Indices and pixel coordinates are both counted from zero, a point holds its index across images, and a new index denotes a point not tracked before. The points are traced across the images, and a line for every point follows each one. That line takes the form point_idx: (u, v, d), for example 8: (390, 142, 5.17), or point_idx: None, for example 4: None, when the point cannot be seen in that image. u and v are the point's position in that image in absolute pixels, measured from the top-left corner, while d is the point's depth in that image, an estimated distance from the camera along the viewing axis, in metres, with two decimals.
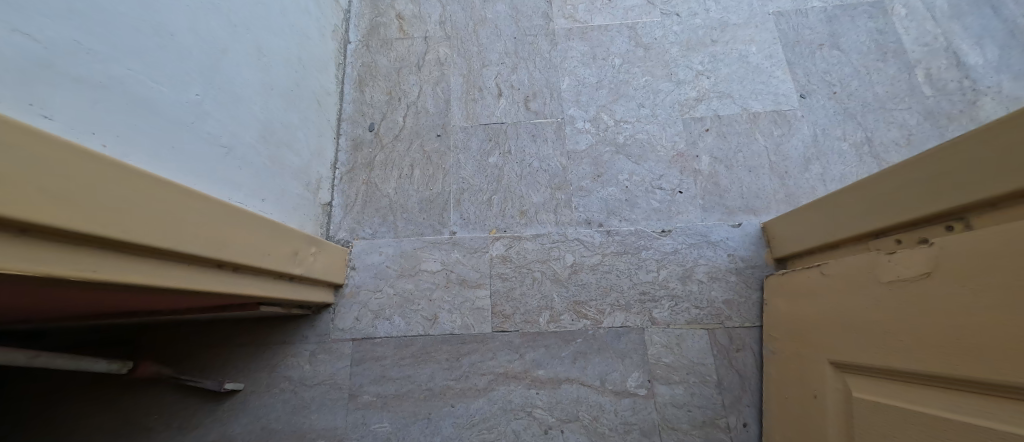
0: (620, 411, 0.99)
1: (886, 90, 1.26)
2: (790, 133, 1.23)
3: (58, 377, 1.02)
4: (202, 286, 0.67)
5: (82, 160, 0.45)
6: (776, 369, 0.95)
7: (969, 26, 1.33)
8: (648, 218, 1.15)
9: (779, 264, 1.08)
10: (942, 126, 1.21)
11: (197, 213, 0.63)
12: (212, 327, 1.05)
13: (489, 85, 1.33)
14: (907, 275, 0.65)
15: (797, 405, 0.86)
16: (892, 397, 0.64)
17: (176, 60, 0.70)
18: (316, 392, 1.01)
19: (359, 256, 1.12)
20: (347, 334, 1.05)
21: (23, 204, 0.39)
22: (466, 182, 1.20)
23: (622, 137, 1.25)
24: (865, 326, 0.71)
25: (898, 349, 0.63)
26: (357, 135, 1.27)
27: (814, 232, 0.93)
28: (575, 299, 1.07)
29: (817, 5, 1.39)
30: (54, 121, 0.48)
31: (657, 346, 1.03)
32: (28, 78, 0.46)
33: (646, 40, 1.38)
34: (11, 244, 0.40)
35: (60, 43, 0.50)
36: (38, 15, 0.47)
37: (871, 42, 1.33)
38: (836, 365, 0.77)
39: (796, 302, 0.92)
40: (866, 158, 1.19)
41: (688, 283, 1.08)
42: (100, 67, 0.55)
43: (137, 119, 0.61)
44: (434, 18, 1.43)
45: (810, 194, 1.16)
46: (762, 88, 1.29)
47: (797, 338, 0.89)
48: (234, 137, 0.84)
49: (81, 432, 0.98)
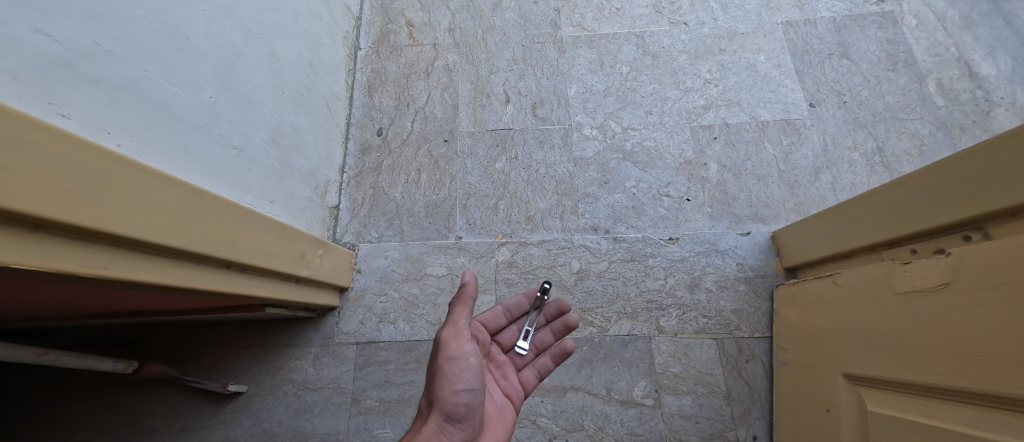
0: (625, 421, 0.97)
1: (897, 100, 1.25)
2: (799, 142, 1.22)
3: (63, 376, 1.03)
4: (212, 286, 0.67)
5: (100, 159, 0.46)
6: (787, 381, 0.93)
7: (980, 37, 1.32)
8: (655, 226, 1.14)
9: (789, 273, 1.06)
10: (955, 137, 1.20)
11: (206, 212, 0.63)
12: (217, 328, 1.05)
13: (497, 91, 1.34)
14: (923, 285, 0.63)
15: (809, 418, 0.83)
16: (910, 413, 0.61)
17: (192, 63, 0.71)
18: (320, 396, 1.00)
19: (365, 259, 1.12)
20: (351, 337, 1.05)
21: (41, 199, 0.40)
22: (472, 187, 1.20)
23: (629, 144, 1.25)
24: (879, 338, 0.69)
25: (914, 361, 0.62)
26: (365, 140, 1.28)
27: (824, 241, 0.91)
28: (581, 306, 1.06)
29: (826, 15, 1.39)
30: (71, 120, 0.49)
31: (664, 355, 1.01)
32: (47, 79, 0.46)
33: (654, 48, 1.38)
34: (23, 238, 0.40)
35: (79, 44, 0.51)
36: (59, 18, 0.48)
37: (882, 52, 1.32)
38: (850, 377, 0.75)
39: (807, 313, 0.90)
40: (877, 168, 1.17)
41: (696, 292, 1.06)
42: (117, 69, 0.56)
43: (153, 120, 0.61)
44: (444, 25, 1.44)
45: (820, 204, 1.15)
46: (771, 97, 1.29)
47: (809, 349, 0.87)
48: (245, 139, 0.85)
49: (84, 433, 0.97)
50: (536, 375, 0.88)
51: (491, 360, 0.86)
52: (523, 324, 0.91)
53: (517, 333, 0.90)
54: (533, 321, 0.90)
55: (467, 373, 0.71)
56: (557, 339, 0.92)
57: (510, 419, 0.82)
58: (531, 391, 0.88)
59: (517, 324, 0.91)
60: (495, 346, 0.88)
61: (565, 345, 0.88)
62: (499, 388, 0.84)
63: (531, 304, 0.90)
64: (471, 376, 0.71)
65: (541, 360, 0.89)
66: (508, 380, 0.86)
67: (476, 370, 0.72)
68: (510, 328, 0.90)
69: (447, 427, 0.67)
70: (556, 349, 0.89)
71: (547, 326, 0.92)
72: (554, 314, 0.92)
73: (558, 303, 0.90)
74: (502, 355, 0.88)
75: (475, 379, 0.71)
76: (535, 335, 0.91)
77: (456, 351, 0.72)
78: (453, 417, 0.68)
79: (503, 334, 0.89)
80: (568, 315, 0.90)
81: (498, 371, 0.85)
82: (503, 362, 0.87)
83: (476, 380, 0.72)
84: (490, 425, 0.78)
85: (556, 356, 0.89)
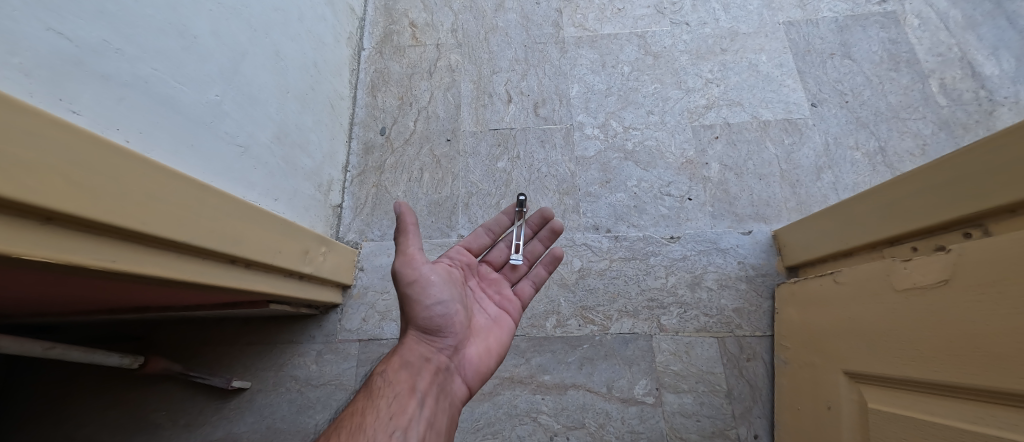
0: (626, 419, 0.97)
1: (900, 100, 1.25)
2: (801, 141, 1.23)
3: (69, 372, 1.04)
4: (218, 281, 0.68)
5: (111, 154, 0.47)
6: (788, 380, 0.93)
7: (983, 37, 1.32)
8: (656, 225, 1.14)
9: (791, 272, 1.06)
10: (957, 136, 1.19)
11: (212, 207, 0.64)
12: (221, 325, 1.07)
13: (499, 91, 1.34)
14: (923, 282, 0.64)
15: (811, 417, 0.83)
16: (911, 409, 0.61)
17: (199, 61, 0.72)
18: (322, 393, 1.00)
19: (367, 257, 1.13)
20: (354, 334, 1.06)
21: (53, 192, 0.41)
22: (474, 186, 1.21)
23: (630, 143, 1.25)
24: (879, 334, 0.69)
25: (915, 358, 0.62)
26: (368, 139, 1.29)
27: (825, 239, 0.91)
28: (582, 304, 1.06)
29: (828, 15, 1.39)
30: (82, 116, 0.50)
31: (665, 353, 1.02)
32: (58, 76, 0.47)
33: (656, 48, 1.39)
34: (33, 231, 0.41)
35: (89, 42, 0.52)
36: (71, 16, 0.49)
37: (884, 52, 1.32)
38: (851, 375, 0.75)
39: (808, 312, 0.90)
40: (879, 167, 1.17)
41: (697, 291, 1.06)
42: (125, 67, 0.57)
43: (161, 117, 0.62)
44: (447, 26, 1.45)
45: (821, 203, 1.15)
46: (773, 97, 1.29)
47: (810, 347, 0.87)
48: (250, 138, 0.86)
49: (90, 427, 0.99)
50: (532, 285, 0.91)
51: (482, 278, 0.88)
52: (510, 241, 0.93)
53: (506, 250, 0.92)
54: (519, 234, 0.93)
55: (434, 289, 0.73)
56: (546, 248, 0.96)
57: (507, 327, 0.85)
58: (528, 302, 0.90)
59: (505, 241, 0.93)
60: (484, 265, 0.90)
61: (554, 251, 0.92)
62: (492, 302, 0.86)
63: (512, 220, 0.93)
64: (439, 291, 0.74)
65: (535, 272, 0.92)
66: (503, 295, 0.88)
67: (441, 286, 0.75)
68: (498, 246, 0.92)
69: (428, 336, 0.74)
70: (546, 256, 0.92)
71: (535, 237, 0.96)
72: (539, 224, 0.96)
73: (540, 213, 0.95)
74: (493, 273, 0.90)
75: (443, 294, 0.74)
76: (526, 248, 0.95)
77: (414, 275, 0.72)
78: (430, 328, 0.74)
79: (492, 254, 0.91)
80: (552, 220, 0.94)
81: (490, 288, 0.88)
82: (495, 279, 0.89)
83: (445, 294, 0.75)
84: (484, 333, 0.81)
85: (549, 264, 0.93)
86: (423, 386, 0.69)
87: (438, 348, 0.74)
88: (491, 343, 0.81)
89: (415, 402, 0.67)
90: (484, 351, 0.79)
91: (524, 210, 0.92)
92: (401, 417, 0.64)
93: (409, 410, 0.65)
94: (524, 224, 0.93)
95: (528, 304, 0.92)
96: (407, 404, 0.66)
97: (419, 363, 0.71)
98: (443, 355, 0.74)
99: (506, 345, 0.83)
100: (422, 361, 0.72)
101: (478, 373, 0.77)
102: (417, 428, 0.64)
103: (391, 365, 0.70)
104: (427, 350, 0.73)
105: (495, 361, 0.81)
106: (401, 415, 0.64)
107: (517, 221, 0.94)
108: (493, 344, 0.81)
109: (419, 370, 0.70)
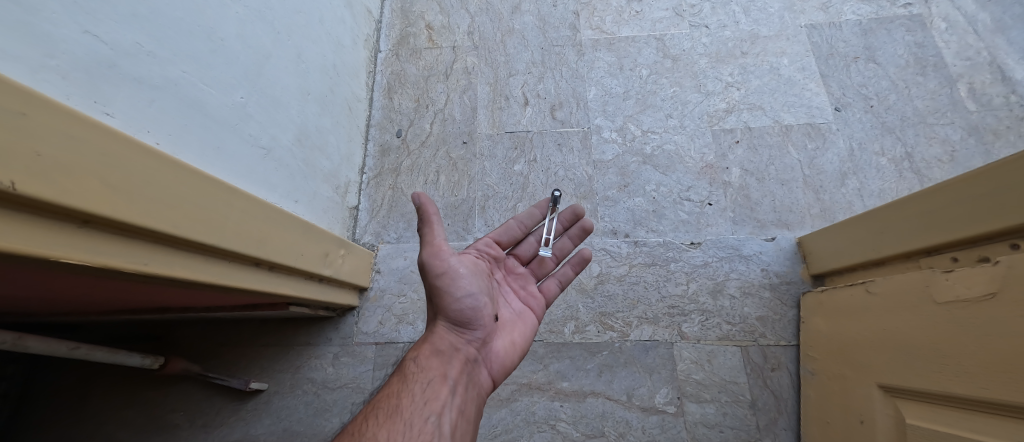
0: (647, 428, 0.95)
1: (926, 104, 1.22)
2: (824, 146, 1.20)
3: (90, 369, 1.05)
4: (243, 283, 0.68)
5: (144, 157, 0.47)
6: (815, 391, 0.90)
7: (1014, 40, 1.28)
8: (676, 230, 1.12)
9: (817, 280, 1.03)
10: (988, 142, 1.16)
11: (238, 210, 0.64)
12: (239, 326, 1.07)
13: (516, 94, 1.34)
14: (968, 296, 0.61)
15: (843, 431, 0.81)
16: (953, 426, 0.59)
17: (225, 64, 0.72)
18: (338, 396, 1.00)
19: (383, 260, 1.13)
20: (370, 337, 1.05)
21: (89, 194, 0.40)
22: (490, 189, 1.20)
23: (649, 147, 1.23)
24: (918, 348, 0.67)
25: (959, 373, 0.59)
26: (385, 141, 1.29)
27: (854, 247, 0.89)
28: (601, 310, 1.05)
29: (852, 18, 1.36)
30: (115, 118, 0.50)
31: (686, 361, 1.00)
32: (93, 78, 0.47)
33: (675, 51, 1.37)
34: (73, 234, 0.41)
35: (124, 45, 0.52)
36: (106, 19, 0.50)
37: (910, 56, 1.29)
38: (885, 388, 0.72)
39: (837, 321, 0.87)
40: (907, 174, 1.14)
41: (719, 298, 1.04)
42: (157, 69, 0.57)
43: (189, 120, 0.62)
44: (463, 28, 1.45)
45: (846, 210, 1.12)
46: (795, 101, 1.27)
47: (840, 358, 0.85)
48: (273, 139, 0.86)
49: (110, 426, 0.99)
50: (558, 284, 0.90)
51: (509, 272, 0.87)
52: (541, 235, 0.92)
53: (536, 244, 0.91)
54: (550, 229, 0.92)
55: (463, 281, 0.73)
56: (575, 247, 0.96)
57: (532, 322, 0.84)
58: (553, 300, 0.89)
59: (535, 235, 0.92)
60: (512, 259, 0.89)
61: (582, 251, 0.90)
62: (518, 297, 0.86)
63: (543, 214, 0.91)
64: (468, 283, 0.73)
65: (562, 271, 0.91)
66: (528, 290, 0.88)
67: (469, 277, 0.74)
68: (528, 240, 0.91)
69: (457, 327, 0.73)
70: (576, 256, 0.91)
71: (565, 234, 0.95)
72: (569, 222, 0.95)
73: (572, 209, 0.93)
74: (519, 267, 0.89)
75: (472, 286, 0.74)
76: (555, 244, 0.94)
77: (442, 267, 0.71)
78: (460, 320, 0.73)
79: (521, 248, 0.90)
80: (584, 219, 0.94)
81: (515, 282, 0.87)
82: (522, 274, 0.89)
83: (474, 286, 0.74)
84: (510, 326, 0.80)
85: (577, 264, 0.91)
86: (454, 374, 0.69)
87: (468, 339, 0.73)
88: (516, 336, 0.80)
89: (447, 389, 0.66)
90: (510, 345, 0.79)
91: (558, 205, 0.91)
92: (434, 402, 0.64)
93: (441, 397, 0.65)
94: (555, 219, 0.92)
95: (553, 302, 0.91)
96: (440, 390, 0.65)
97: (449, 352, 0.71)
98: (472, 346, 0.73)
99: (530, 339, 0.82)
100: (453, 350, 0.71)
101: (503, 366, 0.77)
102: (450, 414, 0.64)
103: (422, 352, 0.70)
104: (457, 340, 0.73)
105: (521, 355, 0.80)
106: (434, 401, 0.64)
107: (549, 214, 0.93)
108: (517, 337, 0.80)
109: (450, 359, 0.70)
